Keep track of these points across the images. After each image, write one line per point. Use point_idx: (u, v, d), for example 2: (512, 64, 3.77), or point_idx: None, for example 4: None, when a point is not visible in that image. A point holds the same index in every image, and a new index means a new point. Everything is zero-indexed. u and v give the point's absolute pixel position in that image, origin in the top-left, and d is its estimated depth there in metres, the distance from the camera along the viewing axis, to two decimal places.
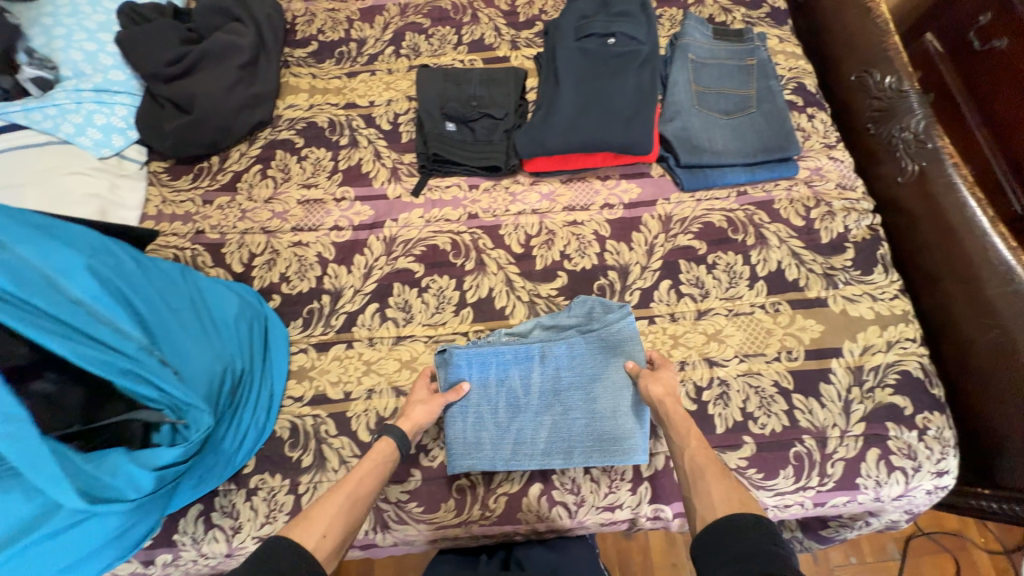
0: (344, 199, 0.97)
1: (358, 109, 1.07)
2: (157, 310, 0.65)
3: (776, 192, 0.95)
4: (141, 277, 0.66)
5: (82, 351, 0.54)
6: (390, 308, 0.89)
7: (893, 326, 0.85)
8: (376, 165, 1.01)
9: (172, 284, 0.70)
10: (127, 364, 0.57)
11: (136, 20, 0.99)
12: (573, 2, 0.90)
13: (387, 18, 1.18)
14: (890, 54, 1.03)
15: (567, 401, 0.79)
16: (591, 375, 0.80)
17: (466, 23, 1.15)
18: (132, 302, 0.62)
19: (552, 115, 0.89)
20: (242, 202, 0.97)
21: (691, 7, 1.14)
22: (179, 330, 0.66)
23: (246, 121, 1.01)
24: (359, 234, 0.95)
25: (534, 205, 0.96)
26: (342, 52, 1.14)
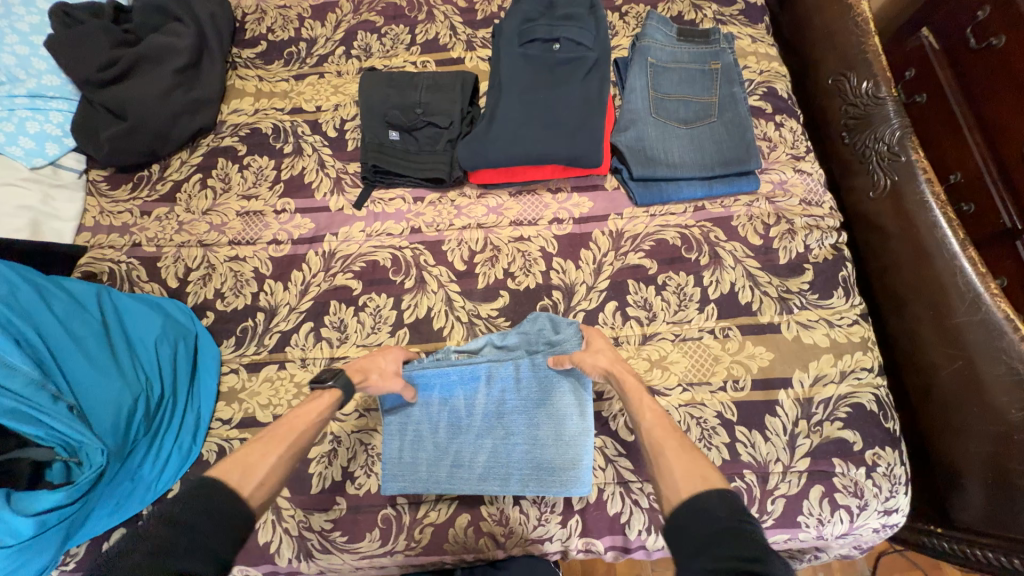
0: (284, 211, 0.94)
1: (305, 115, 1.03)
2: (57, 342, 0.65)
3: (736, 207, 0.90)
4: (42, 309, 0.66)
5: None
6: (325, 327, 0.86)
7: (849, 354, 0.80)
8: (319, 175, 0.97)
9: (80, 312, 0.70)
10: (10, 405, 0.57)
11: (68, 23, 0.95)
12: (515, 5, 0.85)
13: (339, 16, 1.12)
14: (868, 56, 0.95)
15: (509, 425, 0.77)
16: (537, 400, 0.77)
17: (420, 21, 1.10)
18: (26, 338, 0.62)
19: (494, 127, 0.84)
20: (180, 214, 0.95)
21: (660, 3, 1.07)
22: (81, 361, 0.66)
23: (185, 128, 0.98)
24: (298, 248, 0.92)
25: (480, 219, 0.92)
26: (291, 53, 1.09)
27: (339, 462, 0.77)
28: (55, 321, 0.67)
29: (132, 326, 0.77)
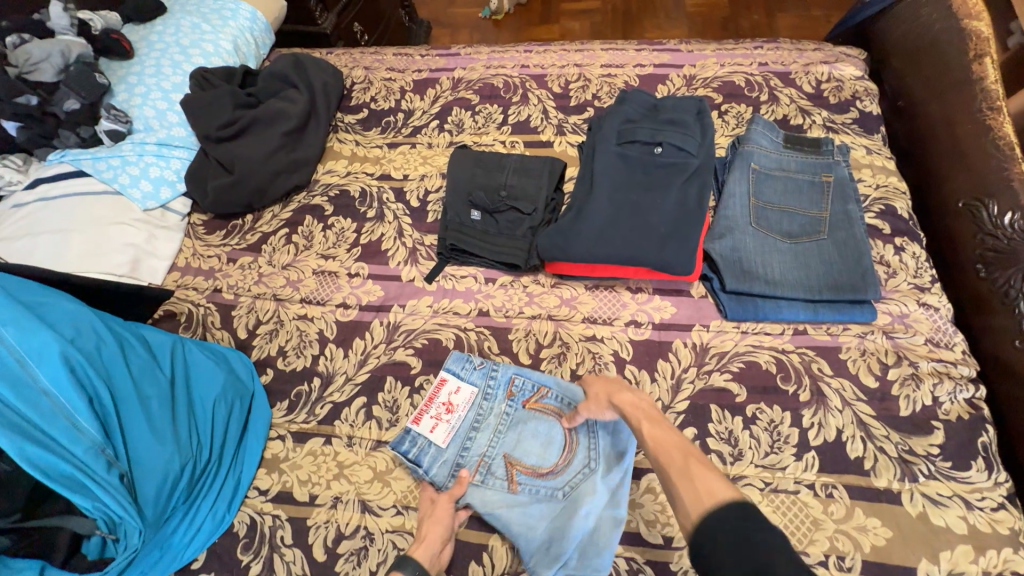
0: (357, 275, 0.95)
1: (392, 182, 1.06)
2: (127, 403, 0.67)
3: (844, 338, 0.79)
4: (119, 366, 0.68)
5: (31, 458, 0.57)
6: (377, 405, 0.82)
7: (994, 550, 0.64)
8: (397, 243, 0.98)
9: (151, 370, 0.72)
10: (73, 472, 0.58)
11: (203, 85, 1.06)
12: (617, 105, 0.85)
13: (438, 92, 1.18)
14: (1014, 185, 0.84)
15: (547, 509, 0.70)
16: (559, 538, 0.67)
17: (514, 103, 1.13)
18: (99, 398, 0.64)
19: (581, 221, 0.80)
20: (262, 265, 0.98)
21: (764, 105, 1.04)
22: (143, 425, 0.67)
23: (283, 184, 1.03)
24: (365, 315, 0.91)
25: (551, 310, 0.88)
26: (389, 122, 1.15)
27: (368, 566, 0.70)
28: (127, 378, 0.68)
29: (197, 382, 0.77)
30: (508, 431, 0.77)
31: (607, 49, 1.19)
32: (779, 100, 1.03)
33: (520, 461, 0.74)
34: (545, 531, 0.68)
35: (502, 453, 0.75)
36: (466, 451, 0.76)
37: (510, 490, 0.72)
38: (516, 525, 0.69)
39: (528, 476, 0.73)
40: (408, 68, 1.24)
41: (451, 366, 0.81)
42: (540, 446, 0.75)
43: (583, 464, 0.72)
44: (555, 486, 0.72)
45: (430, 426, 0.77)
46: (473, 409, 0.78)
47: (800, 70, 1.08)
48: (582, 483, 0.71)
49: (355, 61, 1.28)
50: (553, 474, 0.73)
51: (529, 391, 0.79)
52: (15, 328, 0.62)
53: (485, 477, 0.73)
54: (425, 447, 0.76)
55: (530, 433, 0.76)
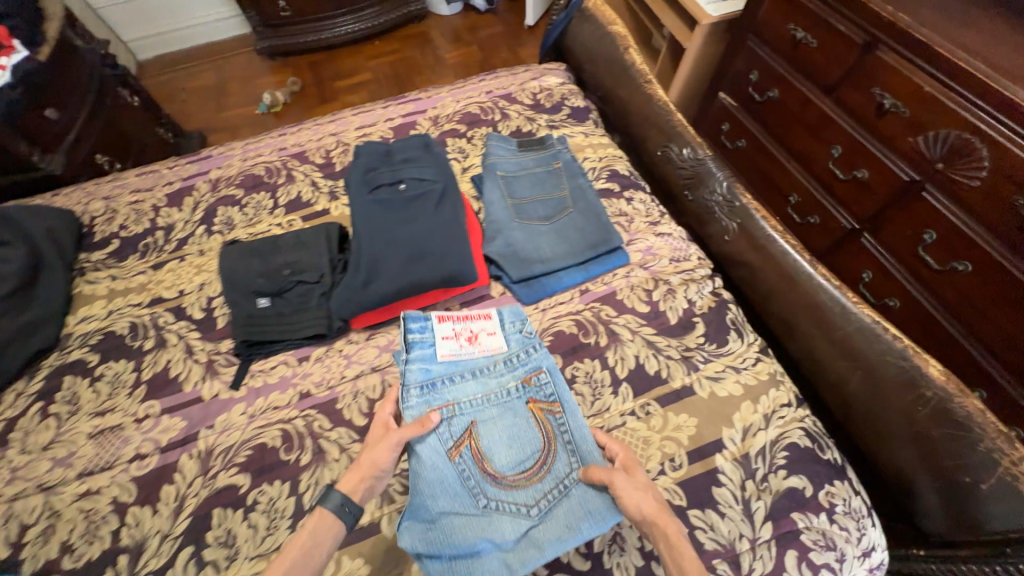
0: (147, 417, 0.83)
1: (166, 303, 0.97)
2: None
3: (616, 282, 0.93)
4: None
5: None
6: (208, 547, 0.71)
7: (765, 395, 0.81)
8: (188, 363, 0.89)
9: None
10: None
11: None
12: (355, 159, 0.92)
13: (197, 198, 1.13)
14: (679, 129, 1.11)
15: (462, 495, 0.69)
16: (438, 518, 0.66)
17: (280, 185, 1.13)
18: None
19: (360, 272, 0.84)
20: (14, 457, 0.79)
21: (500, 124, 1.21)
22: None
23: (21, 354, 0.87)
24: (168, 456, 0.79)
25: (373, 362, 0.87)
26: (147, 244, 1.06)
27: None
28: None
29: None
30: (498, 407, 0.77)
31: (357, 114, 1.29)
32: (509, 116, 1.22)
33: (481, 444, 0.73)
34: (439, 514, 0.66)
35: (476, 417, 0.76)
36: (447, 387, 0.78)
37: (449, 452, 0.72)
38: (428, 479, 0.69)
39: (474, 460, 0.72)
40: (156, 185, 1.17)
41: (503, 316, 0.87)
42: (512, 454, 0.73)
43: (527, 503, 0.69)
44: (490, 497, 0.69)
45: (448, 338, 0.83)
46: (489, 359, 0.82)
47: (518, 89, 1.30)
48: (507, 516, 0.67)
49: (90, 194, 1.15)
50: (498, 482, 0.71)
51: (543, 395, 0.78)
52: None
53: (443, 420, 0.74)
54: (426, 341, 0.82)
55: (516, 440, 0.74)
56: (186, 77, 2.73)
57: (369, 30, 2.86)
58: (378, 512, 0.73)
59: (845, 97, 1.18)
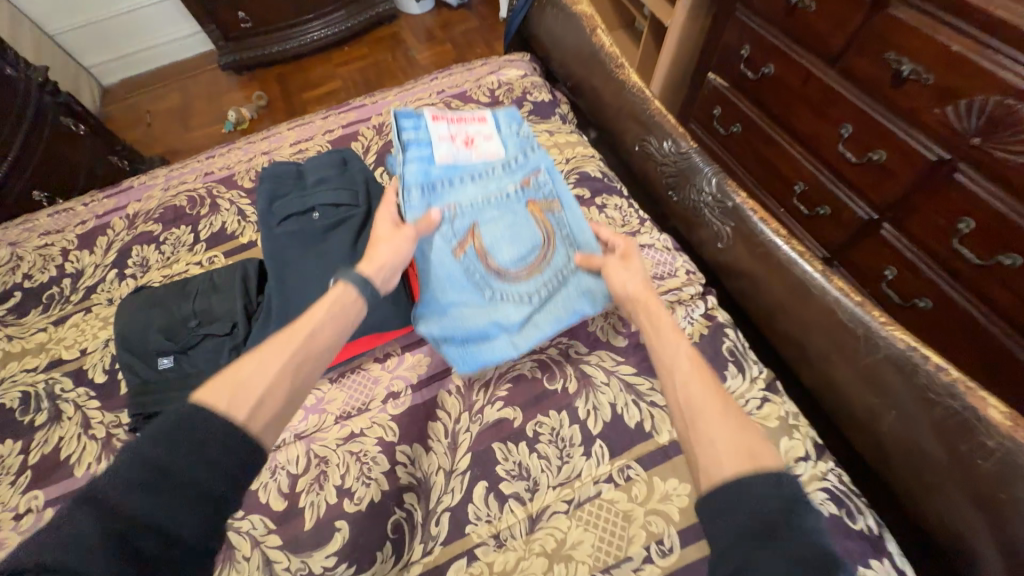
0: (28, 512, 0.69)
1: (65, 365, 0.83)
2: None
3: None
4: None
5: None
6: None
7: (774, 446, 0.65)
8: (82, 440, 0.75)
9: None
10: None
11: None
12: (258, 186, 0.77)
13: (111, 236, 1.00)
14: (658, 119, 0.95)
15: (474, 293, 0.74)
16: (455, 319, 0.72)
17: (203, 215, 0.99)
18: None
19: (270, 325, 0.70)
20: None
21: None
22: None
23: None
24: None
25: (297, 428, 0.73)
26: (52, 295, 0.93)
27: None
28: None
29: None
30: (498, 208, 0.79)
31: (294, 128, 1.14)
32: None
33: (482, 236, 0.76)
34: (450, 304, 0.73)
35: (478, 219, 0.77)
36: (449, 189, 0.78)
37: (455, 247, 0.75)
38: (437, 272, 0.73)
39: (480, 254, 0.75)
40: (68, 224, 1.03)
41: (498, 120, 0.86)
42: (514, 250, 0.76)
43: (532, 292, 0.74)
44: (496, 288, 0.74)
45: (442, 134, 0.80)
46: (483, 162, 0.82)
47: (473, 86, 1.14)
48: (513, 304, 0.73)
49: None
50: (502, 276, 0.75)
51: (540, 195, 0.81)
52: None
53: (449, 225, 0.76)
54: (422, 141, 0.79)
55: (511, 225, 0.77)
56: (150, 99, 2.61)
57: (337, 36, 2.71)
58: None
59: (856, 68, 0.99)
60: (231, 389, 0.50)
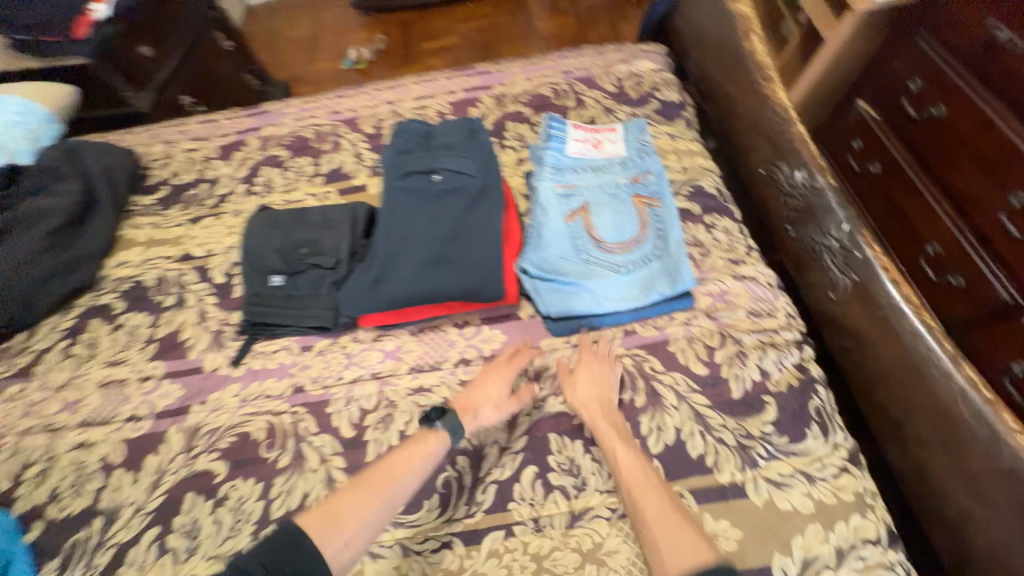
0: (152, 377, 0.82)
1: (194, 260, 0.95)
2: None
3: (670, 328, 0.76)
4: None
5: None
6: (173, 534, 0.68)
7: (843, 521, 0.61)
8: (198, 329, 0.86)
9: None
10: None
11: None
12: (390, 139, 0.82)
13: (245, 154, 1.10)
14: (795, 144, 0.86)
15: (569, 259, 0.77)
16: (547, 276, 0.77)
17: (325, 151, 1.06)
18: None
19: (374, 270, 0.76)
20: (35, 391, 0.82)
21: (572, 110, 1.04)
22: None
23: (58, 291, 0.89)
24: (159, 424, 0.77)
25: (375, 367, 0.79)
26: (191, 195, 1.05)
27: None
28: None
29: None
30: (608, 193, 0.82)
31: (419, 82, 1.17)
32: (585, 103, 1.04)
33: (589, 211, 0.80)
34: (546, 261, 0.77)
35: (589, 199, 0.81)
36: (569, 173, 0.85)
37: (564, 216, 0.81)
38: (540, 232, 0.80)
39: (583, 224, 0.79)
40: (212, 135, 1.15)
41: (628, 129, 0.90)
42: (614, 227, 0.79)
43: (622, 264, 0.76)
44: (590, 253, 0.77)
45: (576, 132, 0.89)
46: (605, 158, 0.86)
47: (601, 72, 1.10)
48: (603, 272, 0.76)
49: (154, 136, 1.17)
50: (599, 245, 0.78)
51: (646, 192, 0.82)
52: None
53: (562, 197, 0.82)
54: (560, 137, 0.88)
55: (618, 210, 0.80)
56: (285, 26, 2.79)
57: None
58: None
59: None
60: (330, 526, 0.55)
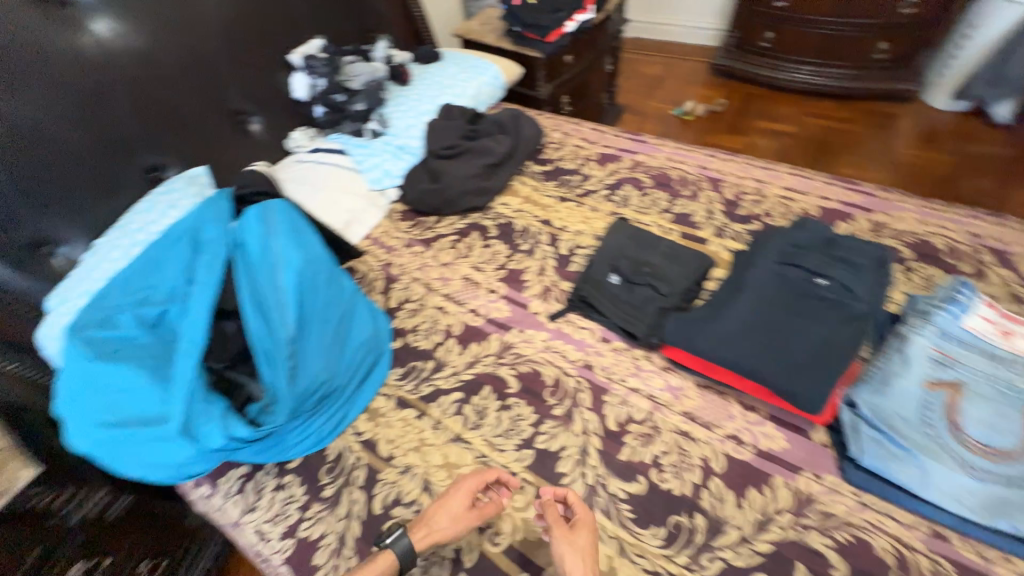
0: (495, 292, 1.09)
1: (551, 227, 1.21)
2: (313, 316, 0.88)
3: (999, 569, 0.65)
4: (323, 285, 0.91)
5: (253, 329, 0.82)
6: (469, 405, 0.91)
7: None
8: (536, 278, 1.10)
9: (338, 298, 0.93)
10: (272, 350, 0.82)
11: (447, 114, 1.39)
12: (789, 230, 0.88)
13: (617, 168, 1.33)
14: None
15: (912, 427, 0.72)
16: (880, 427, 0.73)
17: (683, 195, 1.21)
18: (304, 309, 0.87)
19: (714, 321, 0.83)
20: (428, 257, 1.19)
21: (966, 277, 0.94)
22: (317, 343, 0.87)
23: (467, 203, 1.26)
24: (487, 326, 1.03)
25: (654, 390, 0.88)
26: (566, 180, 1.33)
27: None
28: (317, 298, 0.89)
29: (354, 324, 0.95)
30: (998, 390, 0.72)
31: (794, 173, 1.21)
32: (987, 278, 0.93)
33: (963, 396, 0.73)
34: (886, 412, 0.74)
35: (970, 384, 0.74)
36: (957, 344, 0.77)
37: (929, 382, 0.75)
38: (893, 383, 0.76)
39: (950, 404, 0.72)
40: (598, 142, 1.42)
41: None
42: (990, 428, 0.70)
43: (978, 469, 0.68)
44: (942, 435, 0.71)
45: (988, 310, 0.80)
46: (1012, 351, 0.76)
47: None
48: (949, 462, 0.69)
49: (558, 125, 1.51)
50: (958, 435, 0.70)
51: None
52: (284, 240, 0.87)
53: (937, 363, 0.76)
54: (962, 304, 0.81)
55: (1004, 413, 0.70)
56: (642, 62, 3.15)
57: (824, 88, 2.69)
58: None
59: None
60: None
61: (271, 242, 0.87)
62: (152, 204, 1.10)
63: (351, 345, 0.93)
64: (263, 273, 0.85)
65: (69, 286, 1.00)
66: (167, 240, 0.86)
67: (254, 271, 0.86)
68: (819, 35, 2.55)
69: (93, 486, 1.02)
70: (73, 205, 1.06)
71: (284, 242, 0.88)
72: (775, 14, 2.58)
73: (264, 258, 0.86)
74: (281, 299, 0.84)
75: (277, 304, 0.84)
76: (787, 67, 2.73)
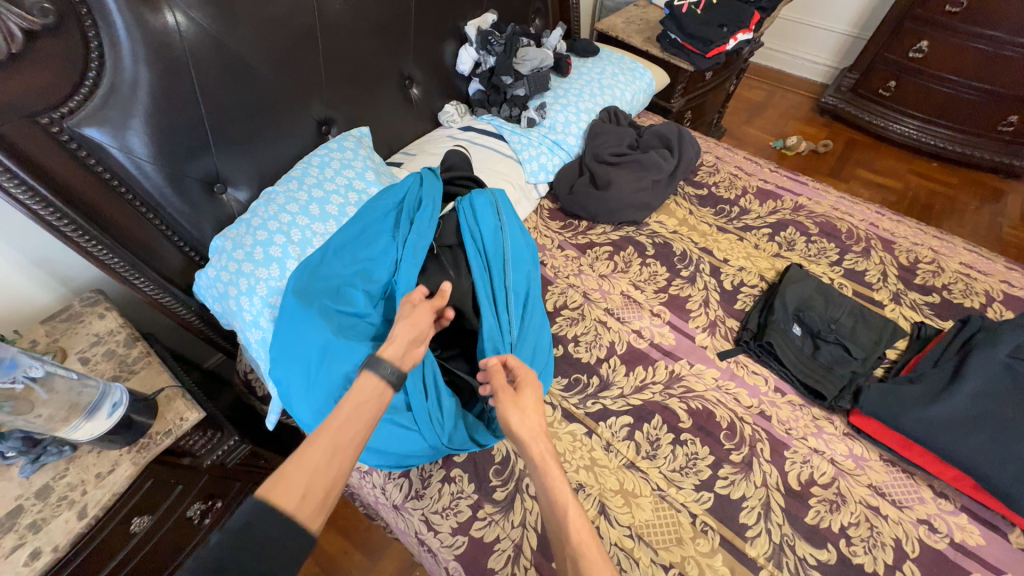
0: (658, 316, 1.06)
1: (711, 257, 1.17)
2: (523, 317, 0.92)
3: None
4: (530, 291, 0.97)
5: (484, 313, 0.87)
6: (640, 432, 0.89)
7: None
8: (701, 309, 1.07)
9: (538, 306, 0.96)
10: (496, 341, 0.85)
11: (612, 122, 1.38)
12: (1012, 327, 0.89)
13: (777, 206, 1.29)
14: None
15: None
16: None
17: (854, 250, 1.16)
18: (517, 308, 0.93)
19: (930, 401, 0.83)
20: (583, 264, 1.16)
21: None
22: (525, 344, 0.89)
23: (627, 216, 1.22)
24: (652, 351, 1.01)
25: (837, 455, 0.86)
26: (723, 209, 1.29)
27: None
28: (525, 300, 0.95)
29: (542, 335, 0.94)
30: None
31: (971, 251, 1.17)
32: None
33: None
34: None
35: None
36: None
37: None
38: None
39: None
40: (754, 175, 1.38)
41: None
42: None
43: None
44: None
45: None
46: None
47: None
48: None
49: (709, 149, 1.46)
50: None
51: None
52: (511, 240, 0.97)
53: None
54: None
55: None
56: (745, 85, 2.99)
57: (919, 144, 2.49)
58: (763, 561, 0.75)
59: None
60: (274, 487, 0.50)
61: (502, 236, 0.97)
62: (326, 161, 1.06)
63: (541, 355, 0.91)
64: (494, 264, 0.93)
65: (244, 232, 0.96)
66: (384, 216, 0.91)
67: (483, 261, 0.94)
68: (939, 92, 2.32)
69: (227, 430, 1.07)
70: (254, 148, 1.02)
71: (511, 240, 0.98)
72: (904, 62, 2.35)
73: (496, 251, 0.95)
74: (510, 299, 0.91)
75: (507, 303, 0.90)
76: (892, 116, 2.52)
